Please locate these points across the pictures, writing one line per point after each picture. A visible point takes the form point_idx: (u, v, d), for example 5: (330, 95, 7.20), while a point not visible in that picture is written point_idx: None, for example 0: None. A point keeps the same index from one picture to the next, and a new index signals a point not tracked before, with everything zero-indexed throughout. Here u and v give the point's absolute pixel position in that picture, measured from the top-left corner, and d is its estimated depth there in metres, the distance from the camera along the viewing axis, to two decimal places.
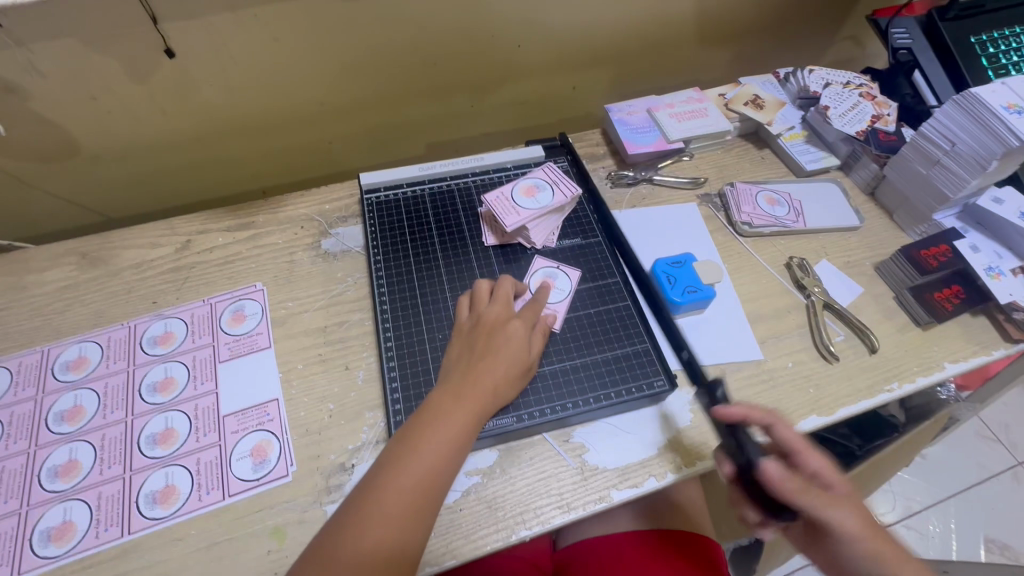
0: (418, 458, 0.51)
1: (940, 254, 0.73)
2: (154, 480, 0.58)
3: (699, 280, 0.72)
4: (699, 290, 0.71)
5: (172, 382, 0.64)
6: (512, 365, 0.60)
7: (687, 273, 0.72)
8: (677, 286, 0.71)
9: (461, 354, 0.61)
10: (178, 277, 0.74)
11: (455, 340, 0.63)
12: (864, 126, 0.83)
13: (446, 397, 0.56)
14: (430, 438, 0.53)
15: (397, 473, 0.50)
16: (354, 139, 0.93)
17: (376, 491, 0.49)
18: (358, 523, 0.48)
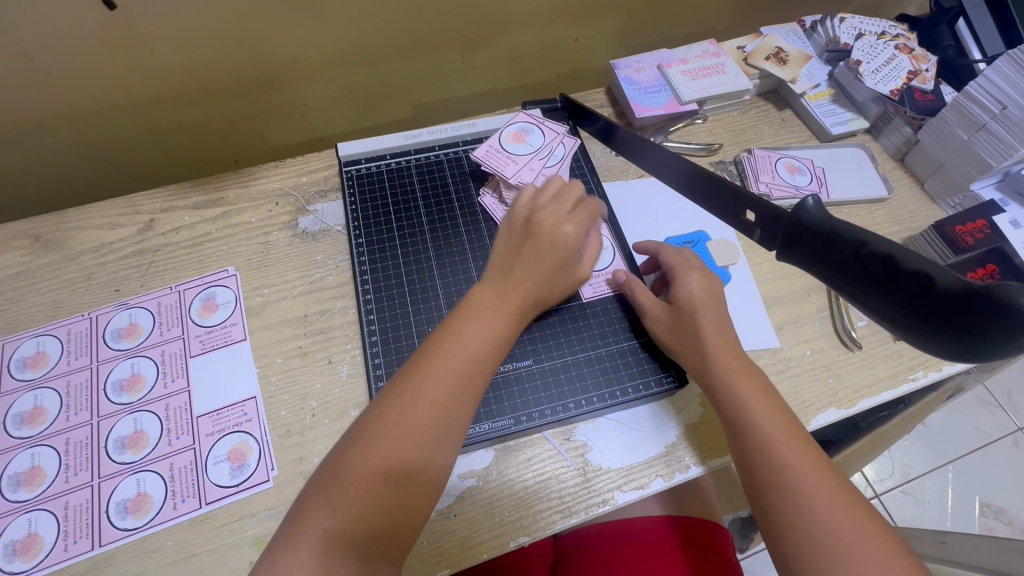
0: (421, 398, 0.46)
1: (977, 230, 0.67)
2: (124, 487, 0.54)
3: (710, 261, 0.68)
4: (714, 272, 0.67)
5: (140, 379, 0.59)
6: (552, 273, 0.56)
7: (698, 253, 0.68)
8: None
9: (502, 251, 0.57)
10: (142, 261, 0.67)
11: (503, 236, 0.57)
12: (899, 84, 0.74)
13: (448, 333, 0.50)
14: (432, 373, 0.48)
15: (397, 411, 0.46)
16: (331, 101, 0.84)
17: (373, 428, 0.45)
18: (371, 448, 0.44)
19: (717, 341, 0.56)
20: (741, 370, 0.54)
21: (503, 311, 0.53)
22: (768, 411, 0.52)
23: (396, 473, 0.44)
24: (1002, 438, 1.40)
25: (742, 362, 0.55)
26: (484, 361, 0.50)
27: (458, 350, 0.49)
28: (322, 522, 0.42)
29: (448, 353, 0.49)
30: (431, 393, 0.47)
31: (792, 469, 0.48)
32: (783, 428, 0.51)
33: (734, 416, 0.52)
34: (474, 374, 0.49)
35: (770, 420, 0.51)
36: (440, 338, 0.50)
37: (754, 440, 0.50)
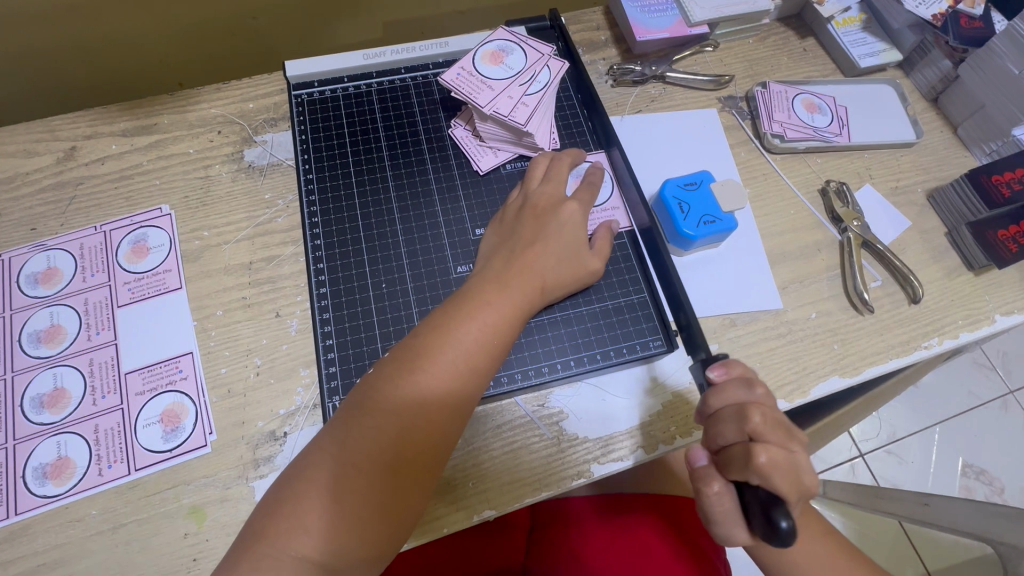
0: (410, 407, 0.42)
1: (1016, 181, 0.59)
2: (43, 451, 0.48)
3: (714, 206, 0.58)
4: (719, 220, 0.57)
5: (60, 330, 0.52)
6: (559, 266, 0.51)
7: (702, 200, 0.58)
8: (692, 216, 0.57)
9: (502, 241, 0.53)
10: (62, 195, 0.59)
11: (496, 226, 0.54)
12: (943, 7, 0.63)
13: (438, 339, 0.45)
14: (418, 382, 0.43)
15: (384, 422, 0.42)
16: (285, 13, 0.73)
17: (358, 433, 0.41)
18: (345, 462, 0.40)
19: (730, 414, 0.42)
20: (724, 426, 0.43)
21: (500, 320, 0.47)
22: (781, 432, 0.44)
23: (383, 490, 0.41)
24: (992, 401, 1.38)
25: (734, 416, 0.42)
26: (476, 372, 0.45)
27: (450, 357, 0.44)
28: (298, 542, 0.38)
29: (438, 359, 0.44)
30: (420, 406, 0.43)
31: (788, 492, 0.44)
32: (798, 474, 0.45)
33: None
34: (470, 387, 0.45)
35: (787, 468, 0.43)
36: (429, 344, 0.45)
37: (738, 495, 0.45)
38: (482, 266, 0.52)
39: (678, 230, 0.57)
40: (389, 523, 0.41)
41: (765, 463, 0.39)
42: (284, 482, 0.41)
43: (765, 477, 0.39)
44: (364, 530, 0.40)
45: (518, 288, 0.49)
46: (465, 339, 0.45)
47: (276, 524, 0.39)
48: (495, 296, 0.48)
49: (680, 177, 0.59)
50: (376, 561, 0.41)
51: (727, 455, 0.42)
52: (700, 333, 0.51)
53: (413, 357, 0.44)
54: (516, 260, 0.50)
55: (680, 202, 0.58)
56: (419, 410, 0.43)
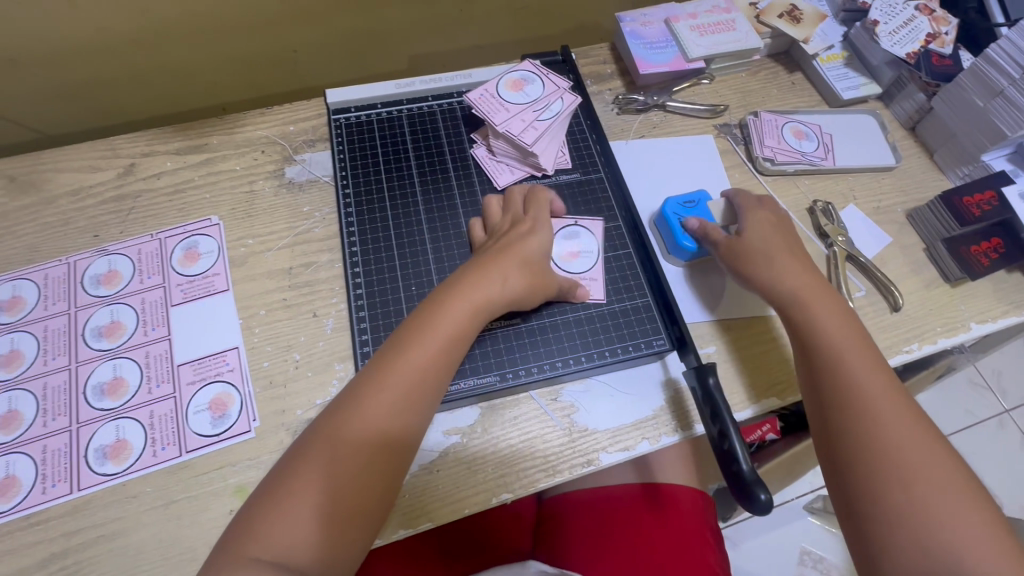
0: (377, 413, 0.46)
1: (985, 202, 0.65)
2: (104, 433, 0.53)
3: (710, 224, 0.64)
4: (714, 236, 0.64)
5: (120, 326, 0.58)
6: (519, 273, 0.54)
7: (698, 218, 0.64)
8: (690, 233, 0.64)
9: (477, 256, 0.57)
10: (122, 207, 0.65)
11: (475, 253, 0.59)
12: (916, 47, 0.71)
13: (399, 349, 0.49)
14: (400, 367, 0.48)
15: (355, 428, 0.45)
16: (321, 46, 0.80)
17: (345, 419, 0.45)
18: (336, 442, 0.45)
19: (777, 267, 0.57)
20: (755, 261, 0.58)
21: (459, 324, 0.51)
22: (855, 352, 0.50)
23: (358, 487, 0.44)
24: (988, 419, 1.41)
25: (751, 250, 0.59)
26: (435, 374, 0.49)
27: (411, 363, 0.48)
28: (281, 535, 0.41)
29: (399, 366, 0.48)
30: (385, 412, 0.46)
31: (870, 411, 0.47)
32: (861, 345, 0.51)
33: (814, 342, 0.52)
34: (433, 387, 0.48)
35: (834, 337, 0.52)
36: (395, 355, 0.48)
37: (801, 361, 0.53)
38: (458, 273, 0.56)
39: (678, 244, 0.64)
40: (364, 517, 0.44)
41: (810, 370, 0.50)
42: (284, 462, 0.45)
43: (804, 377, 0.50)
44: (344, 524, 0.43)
45: (477, 294, 0.52)
46: (424, 346, 0.49)
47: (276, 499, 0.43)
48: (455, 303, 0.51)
49: (681, 196, 0.65)
50: (359, 553, 0.44)
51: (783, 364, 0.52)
52: (690, 337, 0.56)
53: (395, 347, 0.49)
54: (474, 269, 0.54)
55: (679, 220, 0.64)
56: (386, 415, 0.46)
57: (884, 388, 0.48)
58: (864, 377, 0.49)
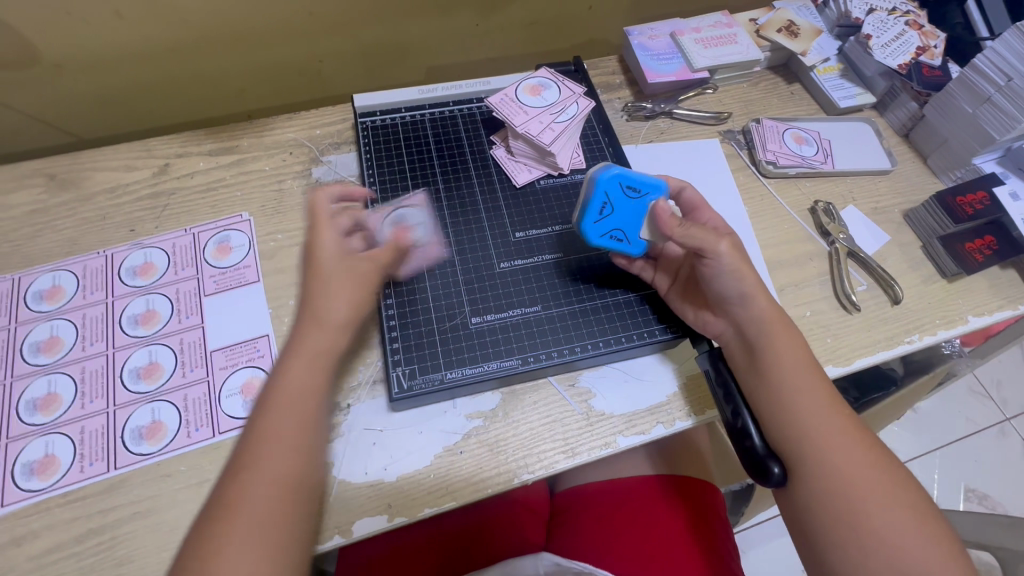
0: (287, 446, 0.45)
1: (977, 202, 0.68)
2: (140, 415, 0.55)
3: (633, 226, 0.60)
4: (625, 242, 0.61)
5: (155, 314, 0.60)
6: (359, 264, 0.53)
7: (626, 210, 0.60)
8: (605, 221, 0.60)
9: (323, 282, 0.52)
10: (157, 203, 0.68)
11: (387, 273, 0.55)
12: (907, 59, 0.75)
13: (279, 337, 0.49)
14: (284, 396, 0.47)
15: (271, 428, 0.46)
16: (346, 58, 0.85)
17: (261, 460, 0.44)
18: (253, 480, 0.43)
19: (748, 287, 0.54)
20: (748, 265, 0.54)
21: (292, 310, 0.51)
22: (810, 381, 0.50)
23: (277, 530, 0.42)
24: (990, 428, 1.43)
25: (738, 247, 0.54)
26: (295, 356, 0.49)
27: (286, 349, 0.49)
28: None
29: (295, 358, 0.49)
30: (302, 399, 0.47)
31: (833, 445, 0.48)
32: (804, 362, 0.52)
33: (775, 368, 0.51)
34: (313, 426, 0.47)
35: (784, 362, 0.51)
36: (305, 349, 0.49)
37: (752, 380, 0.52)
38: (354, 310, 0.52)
39: (582, 221, 0.61)
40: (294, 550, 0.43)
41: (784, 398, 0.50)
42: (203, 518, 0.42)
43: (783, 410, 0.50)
44: (270, 538, 0.42)
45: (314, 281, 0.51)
46: (312, 339, 0.50)
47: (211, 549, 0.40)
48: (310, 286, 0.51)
49: (630, 177, 0.59)
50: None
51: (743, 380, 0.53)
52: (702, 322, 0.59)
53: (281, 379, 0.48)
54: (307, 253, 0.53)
55: (605, 199, 0.60)
56: (283, 403, 0.47)
57: (837, 408, 0.50)
58: (813, 400, 0.50)
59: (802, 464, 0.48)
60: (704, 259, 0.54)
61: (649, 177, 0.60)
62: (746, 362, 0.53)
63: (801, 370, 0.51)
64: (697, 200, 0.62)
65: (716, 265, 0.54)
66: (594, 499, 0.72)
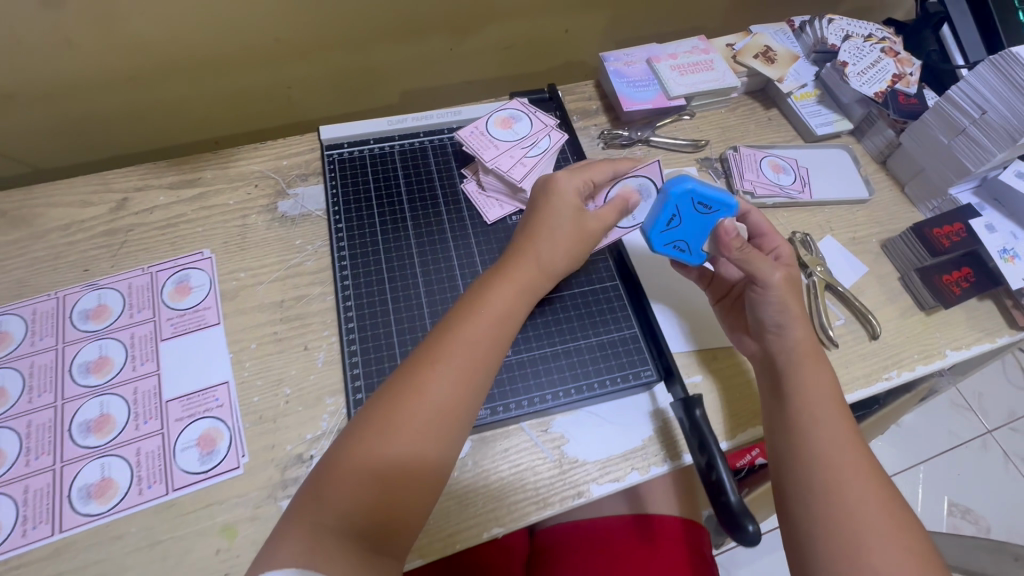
0: (419, 432, 0.47)
1: (953, 233, 0.68)
2: (89, 471, 0.52)
3: (697, 239, 0.61)
4: (686, 252, 0.63)
5: (108, 362, 0.58)
6: (576, 253, 0.59)
7: (694, 225, 0.60)
8: (672, 232, 0.61)
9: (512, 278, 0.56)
10: (114, 241, 0.65)
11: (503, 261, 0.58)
12: (883, 87, 0.75)
13: (470, 327, 0.52)
14: (434, 388, 0.48)
15: (379, 415, 0.47)
16: (316, 84, 0.83)
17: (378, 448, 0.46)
18: (369, 455, 0.46)
19: (785, 316, 0.56)
20: (794, 297, 0.57)
21: (503, 305, 0.54)
22: (831, 411, 0.52)
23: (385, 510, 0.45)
24: (972, 440, 1.43)
25: (792, 280, 0.57)
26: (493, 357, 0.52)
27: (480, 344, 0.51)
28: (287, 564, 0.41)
29: (458, 343, 0.51)
30: (436, 404, 0.48)
31: (846, 475, 0.48)
32: (832, 398, 0.53)
33: (798, 395, 0.53)
34: (459, 414, 0.49)
35: (811, 393, 0.53)
36: (443, 342, 0.51)
37: (779, 411, 0.54)
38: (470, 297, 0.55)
39: (649, 229, 0.61)
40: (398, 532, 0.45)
41: (808, 425, 0.51)
42: (309, 489, 0.45)
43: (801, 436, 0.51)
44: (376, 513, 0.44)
45: (522, 275, 0.56)
46: (469, 332, 0.52)
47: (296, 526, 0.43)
48: (525, 274, 0.56)
49: (704, 193, 0.58)
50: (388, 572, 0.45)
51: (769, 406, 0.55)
52: (674, 365, 0.58)
53: (423, 364, 0.50)
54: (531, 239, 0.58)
55: (675, 211, 0.60)
56: (447, 401, 0.48)
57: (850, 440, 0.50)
58: (834, 431, 0.51)
59: (811, 490, 0.48)
60: (760, 285, 0.57)
61: (724, 195, 0.59)
62: (772, 389, 0.56)
63: (828, 403, 0.52)
64: (762, 224, 0.62)
65: (768, 293, 0.56)
66: (576, 547, 0.69)
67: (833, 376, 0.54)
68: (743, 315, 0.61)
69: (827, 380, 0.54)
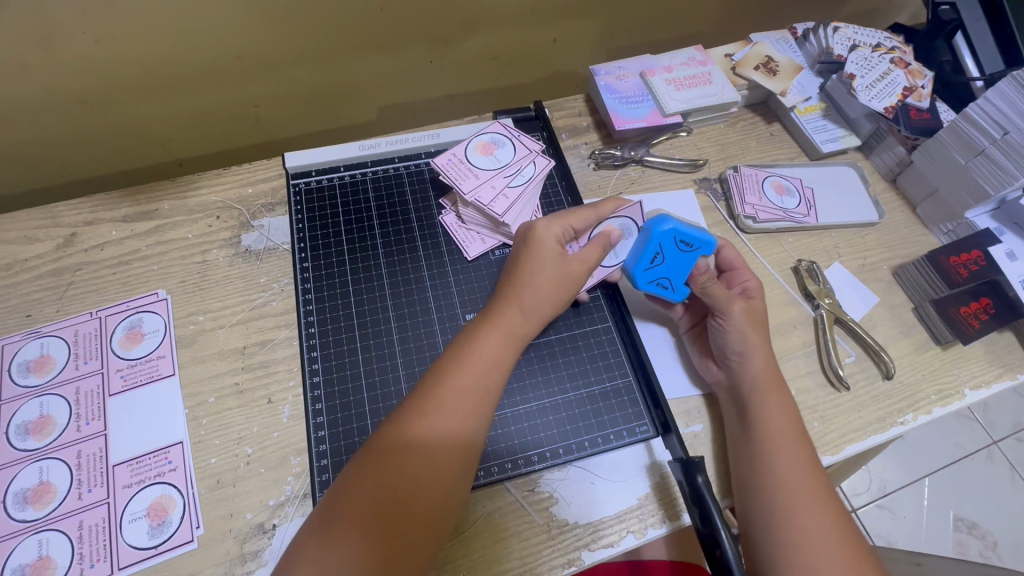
0: (432, 454, 0.44)
1: (971, 262, 0.63)
2: (25, 550, 0.47)
3: (680, 275, 0.57)
4: (669, 289, 0.58)
5: (50, 422, 0.52)
6: (562, 298, 0.54)
7: (678, 263, 0.56)
8: (656, 270, 0.57)
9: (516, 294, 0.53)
10: (60, 282, 0.60)
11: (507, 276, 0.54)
12: (893, 101, 0.70)
13: (459, 372, 0.47)
14: (448, 408, 0.46)
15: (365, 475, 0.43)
16: (285, 102, 0.77)
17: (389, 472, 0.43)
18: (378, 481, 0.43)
19: (745, 345, 0.54)
20: (755, 327, 0.55)
21: (491, 349, 0.49)
22: (792, 444, 0.50)
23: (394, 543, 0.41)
24: (978, 453, 1.35)
25: (753, 314, 0.56)
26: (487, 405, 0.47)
27: (470, 390, 0.47)
28: None
29: (474, 359, 0.48)
30: (427, 459, 0.44)
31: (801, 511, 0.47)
32: (794, 434, 0.51)
33: (758, 425, 0.51)
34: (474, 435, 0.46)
35: (774, 427, 0.51)
36: (431, 389, 0.47)
37: (745, 447, 0.51)
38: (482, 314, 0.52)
39: (632, 267, 0.57)
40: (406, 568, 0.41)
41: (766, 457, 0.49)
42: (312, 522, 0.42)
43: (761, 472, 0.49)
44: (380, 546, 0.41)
45: (507, 320, 0.51)
46: (485, 347, 0.49)
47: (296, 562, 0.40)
48: (513, 317, 0.51)
49: (686, 232, 0.55)
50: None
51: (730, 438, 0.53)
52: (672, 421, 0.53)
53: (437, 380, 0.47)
54: (516, 279, 0.53)
55: (659, 249, 0.56)
56: (462, 417, 0.46)
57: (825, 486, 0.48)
58: (792, 461, 0.49)
59: (772, 526, 0.47)
60: (720, 316, 0.55)
61: (703, 232, 0.56)
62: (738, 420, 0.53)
63: (791, 439, 0.51)
64: (736, 258, 0.59)
65: (728, 325, 0.55)
66: None
67: (796, 410, 0.53)
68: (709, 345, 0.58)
69: (791, 414, 0.52)
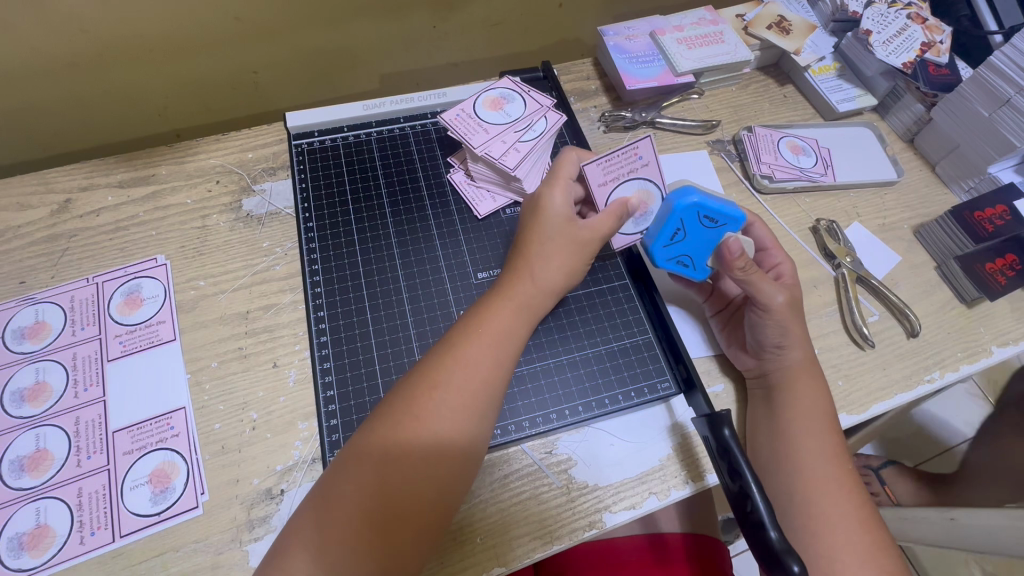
0: (436, 438, 0.42)
1: (996, 216, 0.61)
2: (21, 519, 0.45)
3: (703, 252, 0.53)
4: (691, 268, 0.55)
5: (46, 388, 0.50)
6: (576, 268, 0.51)
7: (698, 239, 0.52)
8: (676, 246, 0.53)
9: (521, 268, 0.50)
10: (54, 248, 0.58)
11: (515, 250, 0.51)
12: (912, 57, 0.67)
13: (469, 345, 0.45)
14: (450, 389, 0.43)
15: (369, 444, 0.41)
16: (286, 67, 0.75)
17: (387, 453, 0.41)
18: (376, 466, 0.40)
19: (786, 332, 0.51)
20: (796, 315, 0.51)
21: (500, 322, 0.47)
22: (818, 422, 0.49)
23: (395, 525, 0.39)
24: None
25: (794, 304, 0.51)
26: (497, 386, 0.45)
27: (481, 363, 0.44)
28: None
29: (479, 337, 0.46)
30: (438, 436, 0.42)
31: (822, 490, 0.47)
32: (822, 412, 0.50)
33: (791, 405, 0.50)
34: (479, 415, 0.44)
35: (802, 405, 0.50)
36: (438, 365, 0.44)
37: (772, 425, 0.50)
38: (494, 292, 0.49)
39: (649, 245, 0.54)
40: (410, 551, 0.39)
41: (797, 435, 0.49)
42: (310, 504, 0.41)
43: (787, 447, 0.49)
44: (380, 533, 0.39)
45: (518, 291, 0.49)
46: (493, 321, 0.47)
47: (289, 550, 0.39)
48: (522, 286, 0.49)
49: (708, 206, 0.50)
50: None
51: (754, 414, 0.52)
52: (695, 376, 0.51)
53: (439, 359, 0.44)
54: (524, 252, 0.51)
55: (678, 225, 0.52)
56: (466, 400, 0.43)
57: (841, 459, 0.48)
58: (817, 441, 0.49)
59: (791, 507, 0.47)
60: (759, 306, 0.51)
61: (731, 205, 0.51)
62: (766, 396, 0.52)
63: (818, 417, 0.50)
64: (768, 238, 0.56)
65: (766, 316, 0.50)
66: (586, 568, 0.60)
67: (824, 384, 0.51)
68: (740, 331, 0.55)
69: (818, 391, 0.51)
